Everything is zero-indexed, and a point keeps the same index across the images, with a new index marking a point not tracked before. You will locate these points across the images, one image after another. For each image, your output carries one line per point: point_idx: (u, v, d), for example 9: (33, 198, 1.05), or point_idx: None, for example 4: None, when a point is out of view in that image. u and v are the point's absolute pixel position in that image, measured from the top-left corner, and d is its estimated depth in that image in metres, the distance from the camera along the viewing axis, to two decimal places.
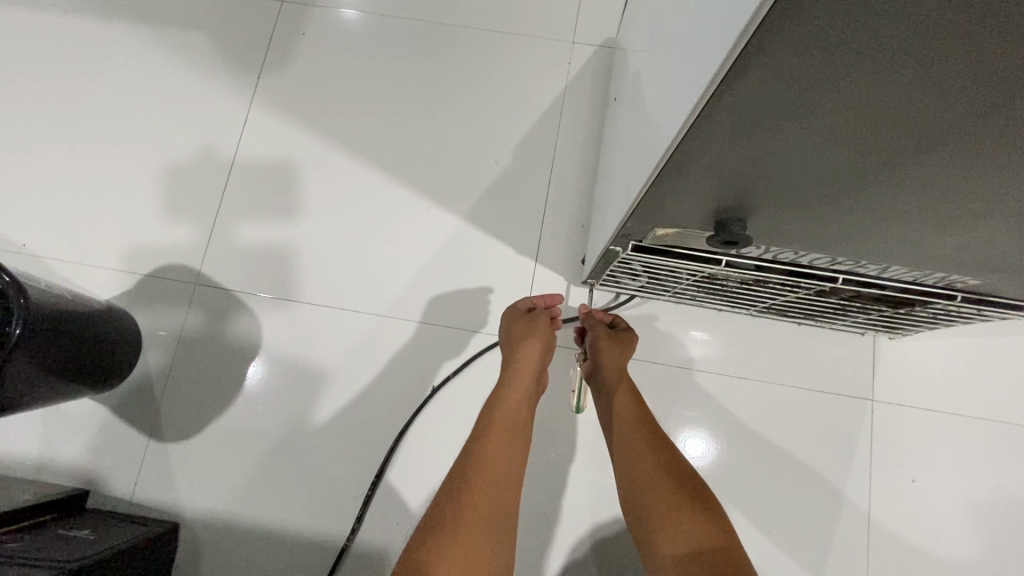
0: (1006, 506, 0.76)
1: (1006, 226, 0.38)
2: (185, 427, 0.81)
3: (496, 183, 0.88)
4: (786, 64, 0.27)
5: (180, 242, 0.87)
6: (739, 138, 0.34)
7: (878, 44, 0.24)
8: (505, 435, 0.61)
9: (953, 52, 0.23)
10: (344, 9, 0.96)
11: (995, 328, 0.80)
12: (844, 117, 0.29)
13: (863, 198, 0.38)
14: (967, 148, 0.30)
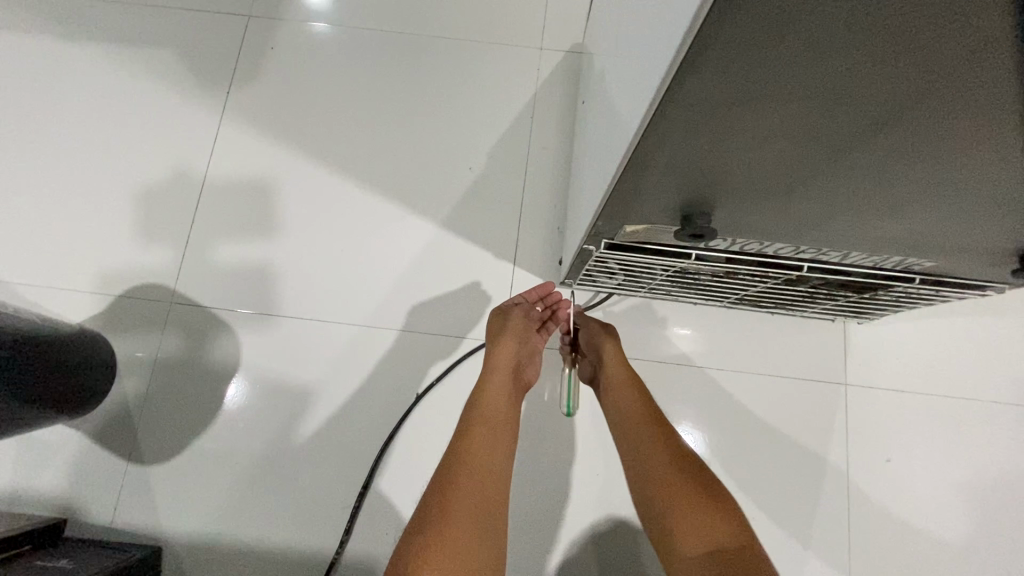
0: (975, 478, 0.78)
1: (945, 206, 0.41)
2: (165, 448, 0.80)
3: (471, 188, 0.89)
4: (730, 59, 0.28)
5: (153, 260, 0.86)
6: (693, 134, 0.35)
7: (810, 37, 0.26)
8: (487, 428, 0.61)
9: (885, 37, 0.25)
10: (314, 23, 0.96)
11: (955, 309, 0.84)
12: (786, 108, 0.31)
13: (813, 186, 0.40)
14: (908, 130, 0.31)
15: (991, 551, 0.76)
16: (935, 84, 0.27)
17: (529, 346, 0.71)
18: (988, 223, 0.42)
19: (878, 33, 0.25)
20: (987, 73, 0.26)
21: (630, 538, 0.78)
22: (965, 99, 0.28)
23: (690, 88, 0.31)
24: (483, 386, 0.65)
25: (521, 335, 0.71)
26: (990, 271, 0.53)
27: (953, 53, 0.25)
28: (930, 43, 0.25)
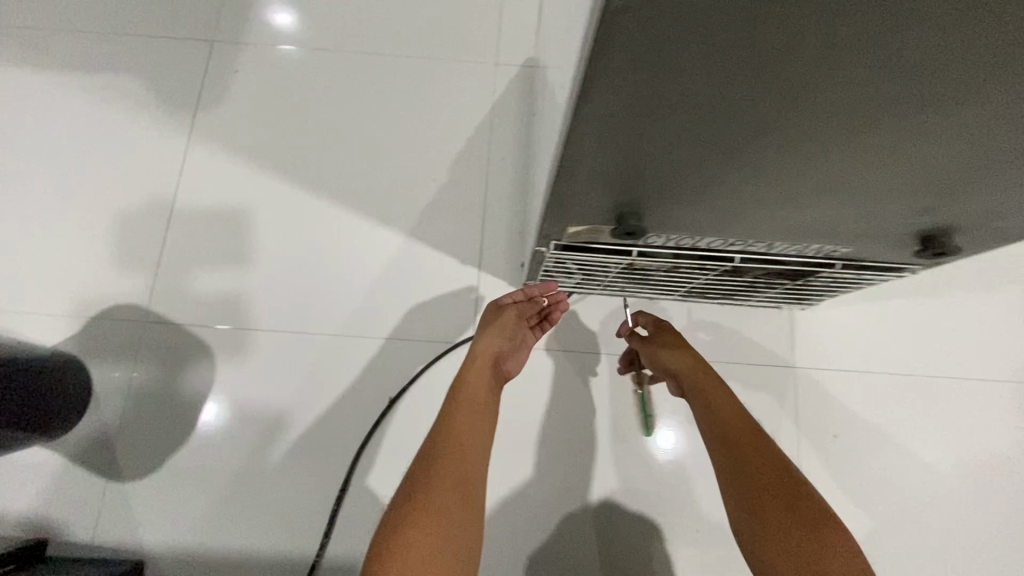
0: (912, 448, 0.85)
1: (837, 191, 0.46)
2: (144, 464, 0.81)
3: (434, 198, 0.93)
4: (620, 82, 0.33)
5: (126, 281, 0.88)
6: (606, 144, 0.40)
7: (678, 63, 0.30)
8: (468, 411, 0.65)
9: (740, 56, 0.30)
10: (282, 45, 0.99)
11: (886, 291, 0.91)
12: (676, 116, 0.36)
13: (722, 181, 0.45)
14: (791, 122, 0.36)
15: (933, 515, 0.82)
16: (801, 84, 0.32)
17: (512, 336, 0.74)
18: (885, 201, 0.48)
19: (741, 48, 0.29)
20: (839, 71, 0.30)
21: (600, 524, 0.82)
22: (829, 92, 0.32)
23: (597, 105, 0.35)
24: (465, 374, 0.69)
25: (505, 326, 0.74)
26: (899, 254, 0.58)
27: (807, 58, 0.29)
28: (786, 52, 0.29)
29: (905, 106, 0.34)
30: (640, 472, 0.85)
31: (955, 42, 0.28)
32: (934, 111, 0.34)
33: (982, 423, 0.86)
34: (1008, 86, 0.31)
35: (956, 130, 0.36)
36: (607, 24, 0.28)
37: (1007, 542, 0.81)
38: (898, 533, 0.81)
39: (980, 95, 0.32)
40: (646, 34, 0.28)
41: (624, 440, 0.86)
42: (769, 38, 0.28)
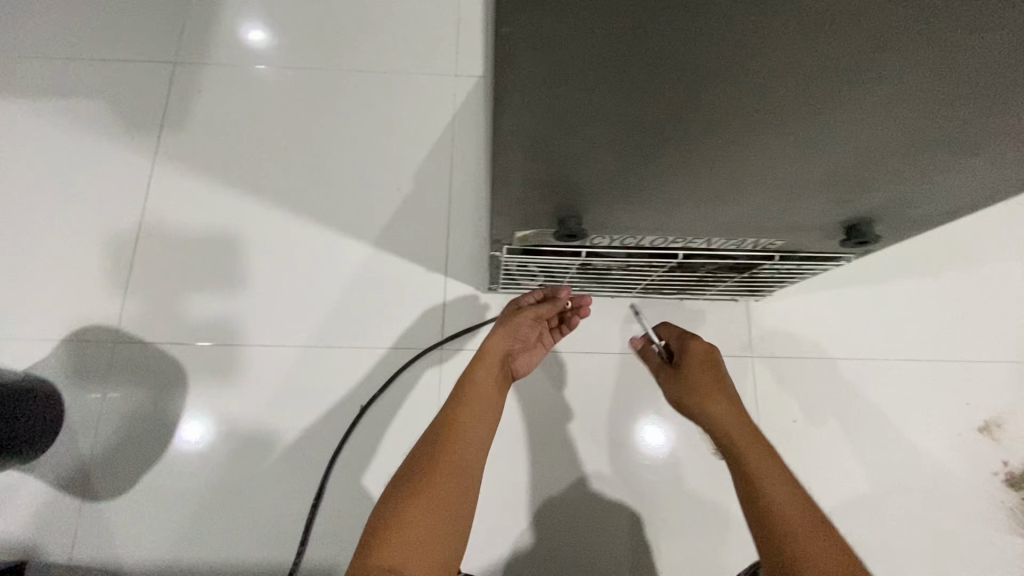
0: (861, 426, 0.90)
1: (754, 188, 0.50)
2: (119, 482, 0.83)
3: (399, 208, 0.95)
4: (528, 100, 0.35)
5: (96, 302, 0.89)
6: (529, 156, 0.43)
7: (574, 78, 0.33)
8: (473, 411, 0.67)
9: (628, 69, 0.33)
10: (260, 66, 1.01)
11: (834, 279, 0.96)
12: (586, 127, 0.39)
13: (647, 184, 0.48)
14: (692, 124, 0.39)
15: (882, 490, 0.87)
16: (690, 88, 0.35)
17: (523, 337, 0.76)
18: (803, 197, 0.51)
19: (625, 60, 0.32)
20: (719, 75, 0.34)
21: (568, 514, 0.88)
22: (718, 95, 0.36)
23: (513, 124, 0.38)
24: (472, 375, 0.70)
25: (518, 326, 0.75)
26: (828, 243, 0.62)
27: (687, 65, 0.33)
28: (666, 63, 0.32)
29: (790, 104, 0.37)
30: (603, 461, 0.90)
31: (810, 43, 0.31)
32: (820, 108, 0.37)
33: (925, 401, 0.91)
34: (873, 84, 0.35)
35: (842, 127, 0.40)
36: (501, 49, 0.31)
37: (953, 513, 0.86)
38: (850, 509, 0.86)
39: (854, 90, 0.36)
40: (538, 55, 0.31)
41: (587, 433, 0.92)
42: (648, 48, 0.31)
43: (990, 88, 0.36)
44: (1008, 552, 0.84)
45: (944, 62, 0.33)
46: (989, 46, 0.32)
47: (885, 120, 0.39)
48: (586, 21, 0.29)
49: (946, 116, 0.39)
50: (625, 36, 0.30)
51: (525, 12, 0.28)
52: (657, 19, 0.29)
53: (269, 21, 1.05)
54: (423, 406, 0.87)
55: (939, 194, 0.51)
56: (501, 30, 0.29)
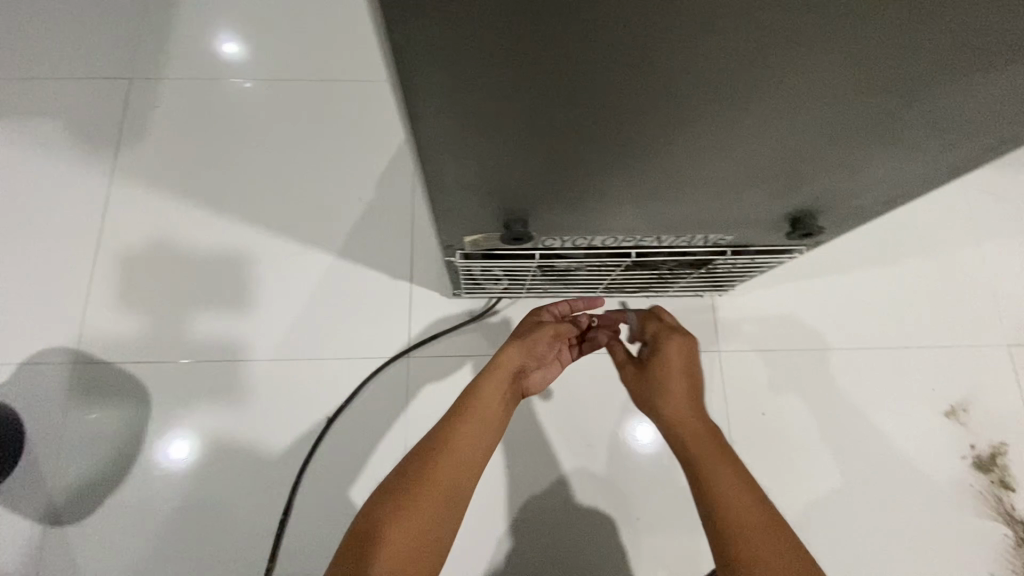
0: (830, 417, 0.91)
1: (689, 188, 0.50)
2: (81, 505, 0.81)
3: (363, 217, 0.95)
4: (440, 108, 0.36)
5: (56, 324, 0.89)
6: (456, 162, 0.43)
7: (481, 86, 0.34)
8: (477, 423, 0.63)
9: (533, 75, 0.33)
10: (241, 81, 1.01)
11: (798, 272, 0.97)
12: (506, 132, 0.39)
13: (582, 186, 0.49)
14: (611, 124, 0.39)
15: (851, 477, 0.88)
16: (598, 89, 0.35)
17: (540, 354, 0.74)
18: (740, 192, 0.51)
19: (527, 63, 0.32)
20: (626, 75, 0.34)
21: (536, 513, 0.90)
22: (629, 94, 0.36)
23: (431, 132, 0.38)
24: (483, 382, 0.67)
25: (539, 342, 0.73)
26: (775, 236, 0.63)
27: (589, 67, 0.33)
28: (569, 68, 0.33)
29: (704, 101, 0.37)
30: (569, 459, 0.93)
31: (708, 42, 0.31)
32: (735, 104, 0.37)
33: (891, 388, 0.92)
34: (782, 81, 0.35)
35: (762, 124, 0.40)
36: (399, 57, 0.31)
37: (922, 497, 0.87)
38: (820, 499, 0.87)
39: (764, 86, 0.36)
40: (437, 62, 0.31)
41: (556, 435, 0.94)
42: (546, 52, 0.31)
43: (899, 80, 0.36)
44: (977, 534, 0.85)
45: (847, 56, 0.33)
46: (889, 39, 0.32)
47: (803, 114, 0.39)
48: (479, 30, 0.29)
49: (864, 109, 0.39)
50: (520, 40, 0.30)
51: (413, 20, 0.28)
52: (548, 22, 0.29)
53: (225, 34, 1.04)
54: (390, 414, 0.87)
55: (876, 186, 0.51)
56: (393, 38, 0.29)
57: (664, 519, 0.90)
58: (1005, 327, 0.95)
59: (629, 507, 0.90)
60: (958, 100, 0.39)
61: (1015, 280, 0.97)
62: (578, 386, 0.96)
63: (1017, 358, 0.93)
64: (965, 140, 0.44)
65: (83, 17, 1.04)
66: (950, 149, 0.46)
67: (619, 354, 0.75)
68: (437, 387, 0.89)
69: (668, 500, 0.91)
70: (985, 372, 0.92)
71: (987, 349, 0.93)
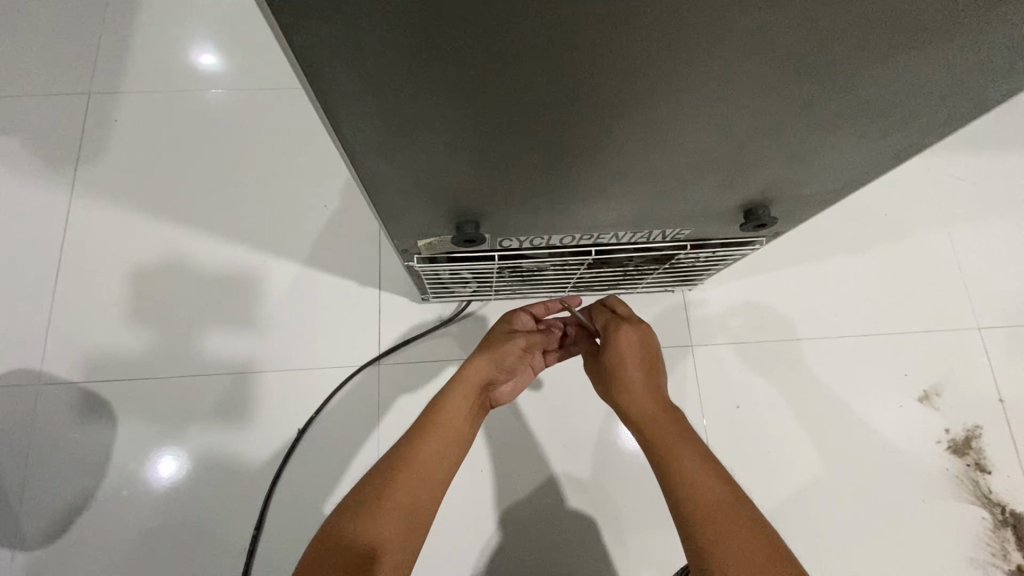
0: (803, 406, 0.91)
1: (633, 182, 0.50)
2: (48, 526, 0.80)
3: (328, 226, 0.97)
4: (358, 109, 0.35)
5: (19, 345, 0.88)
6: (389, 163, 0.43)
7: (395, 85, 0.33)
8: (441, 437, 0.63)
9: (446, 72, 0.33)
10: (213, 91, 1.03)
11: (767, 262, 0.97)
12: (433, 132, 0.39)
13: (524, 185, 0.48)
14: (542, 122, 0.39)
15: (826, 467, 0.88)
16: (518, 85, 0.35)
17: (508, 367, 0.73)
18: (688, 184, 0.51)
19: (440, 60, 0.32)
20: (543, 70, 0.33)
21: (514, 516, 0.89)
22: (553, 90, 0.35)
23: (356, 133, 0.38)
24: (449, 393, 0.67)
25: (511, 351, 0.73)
26: (731, 228, 0.63)
27: (505, 63, 0.32)
28: (480, 65, 0.32)
29: (629, 95, 0.37)
30: (545, 461, 0.92)
31: (619, 33, 0.31)
32: (662, 96, 0.37)
33: (865, 375, 0.92)
34: (701, 72, 0.35)
35: (692, 116, 0.40)
36: (305, 60, 0.31)
37: (899, 484, 0.86)
38: (796, 489, 0.87)
39: (687, 78, 0.36)
40: (346, 63, 0.31)
41: (531, 435, 0.93)
42: (456, 49, 0.31)
43: (822, 68, 0.36)
44: (955, 519, 0.84)
45: (763, 45, 0.33)
46: (799, 25, 0.32)
47: (734, 105, 0.39)
48: (379, 30, 0.29)
49: (794, 98, 0.39)
50: (426, 39, 0.30)
51: (310, 22, 0.28)
52: (450, 19, 0.29)
53: (187, 49, 1.05)
54: (362, 421, 0.88)
55: (821, 172, 0.51)
56: (294, 40, 0.29)
57: (642, 517, 0.89)
58: (976, 310, 0.95)
59: (606, 505, 0.90)
60: (886, 85, 0.39)
61: (983, 263, 0.97)
62: (553, 386, 0.96)
63: (988, 341, 0.93)
64: (901, 125, 0.44)
65: (38, 32, 1.03)
66: (888, 135, 0.46)
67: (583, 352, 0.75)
68: (408, 392, 0.90)
69: (646, 496, 0.90)
70: (957, 355, 0.92)
71: (958, 333, 0.94)
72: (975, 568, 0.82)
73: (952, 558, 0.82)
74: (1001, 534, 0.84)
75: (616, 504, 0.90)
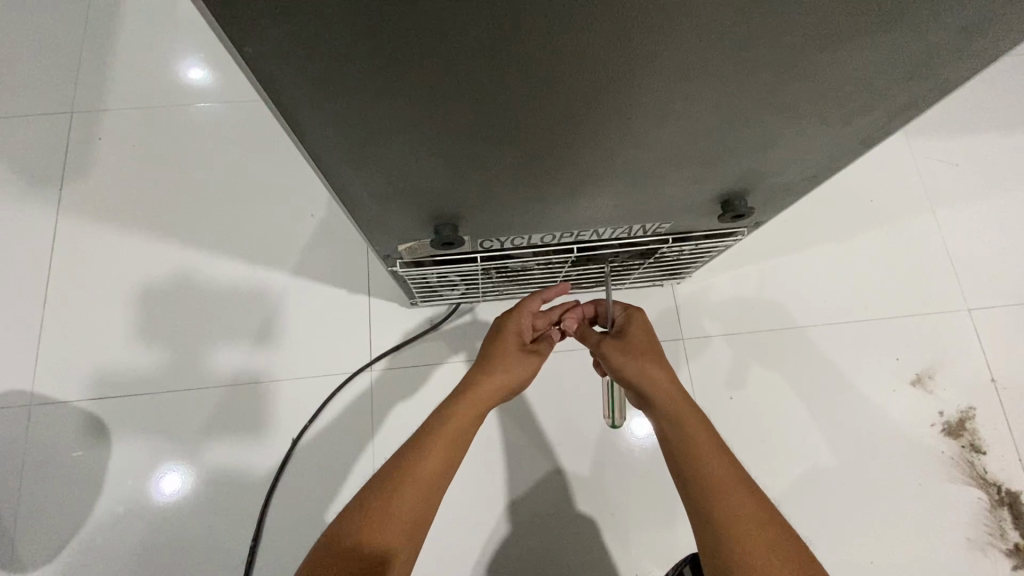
0: (796, 394, 0.91)
1: (608, 179, 0.50)
2: (45, 547, 0.81)
3: (316, 235, 0.98)
4: (320, 118, 0.36)
5: (9, 368, 0.88)
6: (359, 169, 0.43)
7: (353, 93, 0.34)
8: (446, 447, 0.62)
9: (404, 79, 0.33)
10: (197, 104, 1.04)
11: (755, 253, 0.98)
12: (399, 139, 0.39)
13: (498, 186, 0.49)
14: (506, 123, 0.39)
15: (821, 455, 0.88)
16: (476, 88, 0.35)
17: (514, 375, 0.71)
18: (663, 178, 0.52)
19: (394, 67, 0.32)
20: (499, 72, 0.34)
21: (512, 518, 0.89)
22: (513, 92, 0.36)
23: (321, 141, 0.38)
24: (458, 405, 0.65)
25: (523, 368, 0.71)
26: (711, 220, 0.64)
27: (461, 66, 0.33)
28: (436, 70, 0.33)
29: (589, 93, 0.37)
30: (541, 461, 0.92)
31: (568, 33, 0.31)
32: (624, 92, 0.38)
33: (857, 361, 0.92)
34: (658, 67, 0.35)
35: (656, 112, 0.40)
36: (259, 71, 0.31)
37: (895, 469, 0.86)
38: (792, 478, 0.86)
39: (644, 72, 0.36)
40: (300, 73, 0.31)
41: (526, 434, 0.93)
42: (409, 55, 0.31)
43: (777, 58, 0.36)
44: (952, 501, 0.84)
45: (718, 38, 0.33)
46: (752, 16, 0.32)
47: (696, 100, 0.40)
48: (330, 40, 0.29)
49: (754, 89, 0.39)
50: (376, 46, 0.30)
51: (258, 33, 0.28)
52: (399, 29, 0.29)
53: (168, 64, 1.05)
54: (356, 429, 0.88)
55: (795, 159, 0.52)
56: (245, 51, 0.29)
57: (640, 513, 0.89)
58: (965, 291, 0.95)
59: (604, 500, 0.90)
60: (845, 72, 0.39)
61: (971, 244, 0.98)
62: (546, 385, 0.95)
63: (978, 321, 0.93)
64: (866, 109, 0.45)
65: (17, 54, 1.03)
66: (855, 120, 0.46)
67: (590, 337, 0.72)
68: (402, 397, 0.90)
69: (644, 491, 0.90)
70: (947, 338, 0.92)
71: (948, 315, 0.94)
72: (974, 549, 0.82)
73: (950, 540, 0.82)
74: (998, 514, 0.84)
75: (613, 500, 0.90)
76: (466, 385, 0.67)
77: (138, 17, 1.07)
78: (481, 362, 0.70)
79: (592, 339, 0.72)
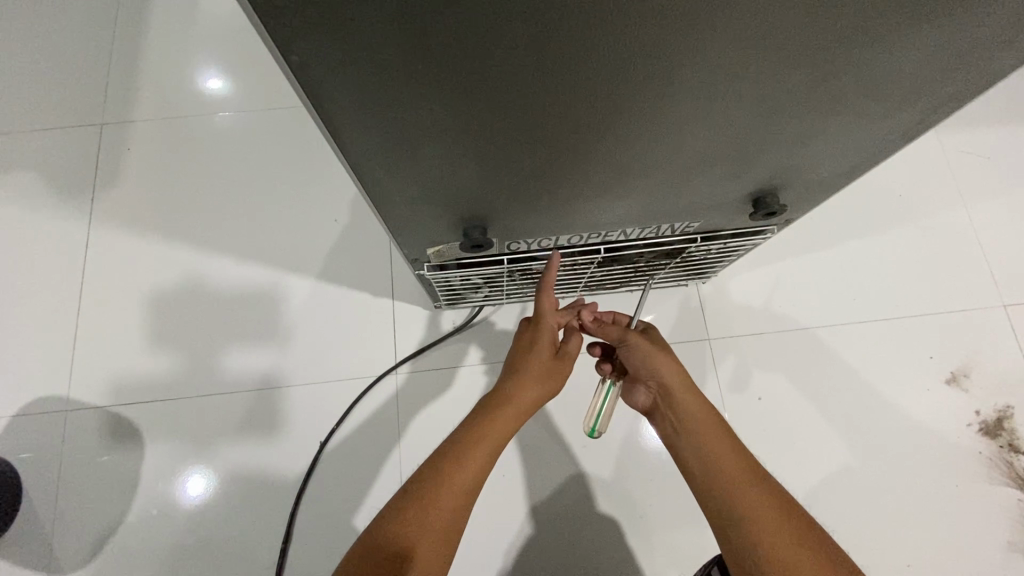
0: (824, 394, 0.89)
1: (640, 179, 0.50)
2: (82, 550, 0.82)
3: (339, 240, 0.99)
4: (358, 122, 0.36)
5: (45, 375, 0.90)
6: (393, 173, 0.43)
7: (394, 99, 0.34)
8: (480, 458, 0.62)
9: (442, 84, 0.33)
10: (221, 113, 1.06)
11: (780, 251, 0.96)
12: (435, 144, 0.40)
13: (530, 187, 0.49)
14: (543, 126, 0.39)
15: (852, 456, 0.86)
16: (512, 92, 0.35)
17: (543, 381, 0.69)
18: (693, 177, 0.51)
19: (436, 70, 0.32)
20: (539, 77, 0.34)
21: (538, 520, 0.88)
22: (552, 92, 0.36)
23: (359, 147, 0.39)
24: (493, 417, 0.65)
25: (553, 376, 0.70)
26: (741, 218, 0.63)
27: (499, 69, 0.33)
28: (476, 75, 0.33)
29: (626, 93, 0.37)
30: (565, 464, 0.91)
31: (608, 31, 0.31)
32: (659, 91, 0.37)
33: (888, 360, 0.90)
34: (695, 66, 0.35)
35: (689, 111, 0.40)
36: (304, 78, 0.31)
37: (930, 469, 0.84)
38: (822, 480, 0.85)
39: (681, 71, 0.36)
40: (345, 77, 0.31)
41: (551, 436, 0.93)
42: (452, 59, 0.31)
43: (818, 52, 0.36)
44: (991, 501, 0.82)
45: (755, 33, 0.33)
46: (790, 11, 0.31)
47: (731, 97, 0.39)
48: (372, 46, 0.29)
49: (792, 85, 0.39)
50: (420, 51, 0.30)
51: (306, 38, 0.28)
52: (441, 34, 0.29)
53: (193, 76, 1.07)
54: (382, 435, 0.89)
55: (828, 156, 0.51)
56: (291, 58, 0.30)
57: (668, 516, 0.88)
58: (1001, 288, 0.92)
59: (631, 502, 0.89)
60: (886, 66, 0.38)
61: (1004, 238, 0.95)
62: (569, 387, 0.95)
63: (1014, 318, 0.91)
64: (907, 104, 0.44)
65: (48, 69, 1.06)
66: (894, 113, 0.45)
67: (613, 330, 0.69)
68: (426, 401, 0.90)
69: (670, 493, 0.89)
70: (983, 335, 0.90)
71: (982, 312, 0.91)
72: (1014, 551, 0.80)
73: (989, 542, 0.80)
74: None
75: (641, 502, 0.89)
76: (498, 395, 0.67)
77: (162, 30, 1.09)
78: (512, 370, 0.70)
79: (615, 335, 0.69)
